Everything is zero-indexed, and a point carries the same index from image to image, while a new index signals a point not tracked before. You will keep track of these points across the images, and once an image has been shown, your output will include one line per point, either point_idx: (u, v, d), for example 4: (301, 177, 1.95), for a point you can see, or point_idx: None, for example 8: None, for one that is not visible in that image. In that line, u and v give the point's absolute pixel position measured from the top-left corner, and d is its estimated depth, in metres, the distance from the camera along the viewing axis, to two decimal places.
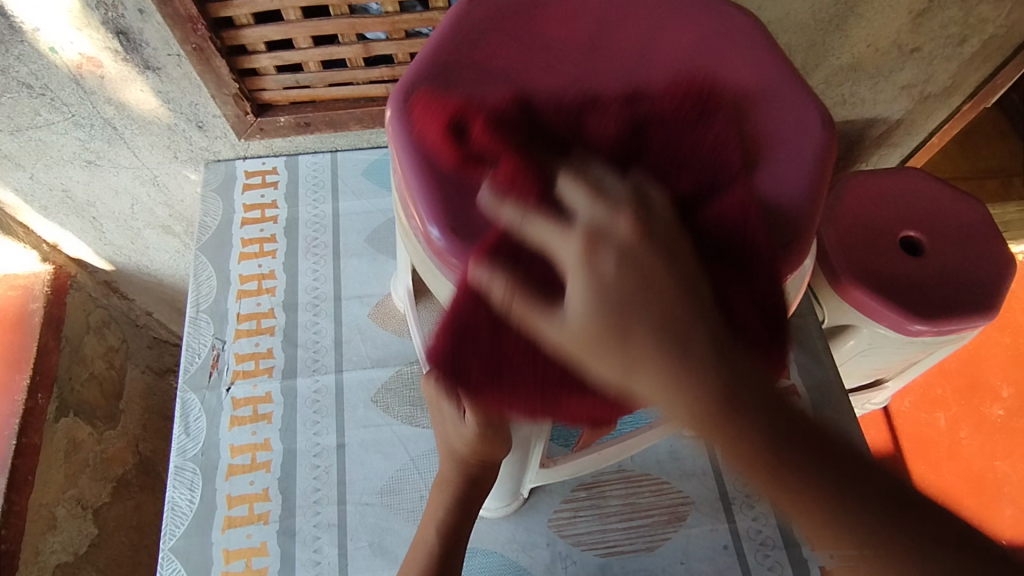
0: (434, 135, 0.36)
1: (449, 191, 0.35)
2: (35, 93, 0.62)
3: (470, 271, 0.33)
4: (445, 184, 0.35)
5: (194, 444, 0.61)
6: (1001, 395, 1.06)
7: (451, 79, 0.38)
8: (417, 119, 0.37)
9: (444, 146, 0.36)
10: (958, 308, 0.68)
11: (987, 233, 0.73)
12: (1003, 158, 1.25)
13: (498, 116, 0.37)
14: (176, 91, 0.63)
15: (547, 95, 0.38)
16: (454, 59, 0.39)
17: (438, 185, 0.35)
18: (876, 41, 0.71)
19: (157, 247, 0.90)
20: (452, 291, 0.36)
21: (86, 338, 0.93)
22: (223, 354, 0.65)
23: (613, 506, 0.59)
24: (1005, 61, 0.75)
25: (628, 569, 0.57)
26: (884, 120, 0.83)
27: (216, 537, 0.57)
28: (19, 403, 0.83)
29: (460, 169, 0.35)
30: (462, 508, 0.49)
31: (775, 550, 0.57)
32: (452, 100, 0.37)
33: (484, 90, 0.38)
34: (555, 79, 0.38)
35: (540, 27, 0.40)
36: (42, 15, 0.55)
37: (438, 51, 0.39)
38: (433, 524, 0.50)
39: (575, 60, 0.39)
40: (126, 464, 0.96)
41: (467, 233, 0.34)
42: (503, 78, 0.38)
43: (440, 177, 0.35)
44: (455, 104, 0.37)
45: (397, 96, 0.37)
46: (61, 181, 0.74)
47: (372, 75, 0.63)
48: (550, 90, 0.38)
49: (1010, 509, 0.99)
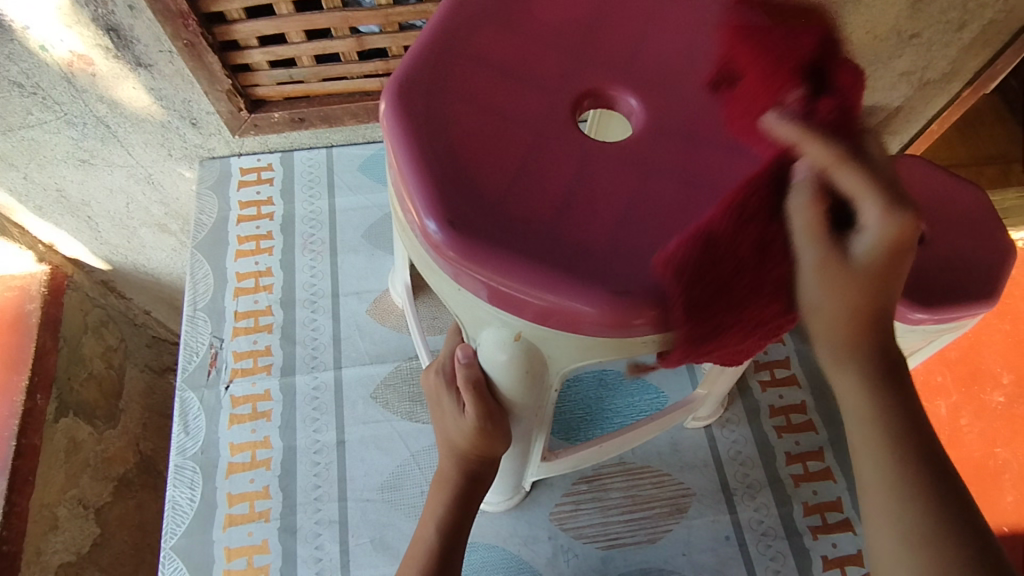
0: (428, 124, 0.34)
1: (444, 180, 0.33)
2: (25, 93, 0.62)
3: (469, 261, 0.32)
4: (441, 173, 0.33)
5: (194, 443, 0.60)
6: (1001, 381, 1.06)
7: (442, 68, 0.36)
8: (410, 109, 0.35)
9: (439, 135, 0.34)
10: (957, 296, 0.68)
11: (985, 220, 0.73)
12: (1001, 144, 1.24)
13: (494, 104, 0.35)
14: (169, 88, 0.63)
15: (541, 83, 0.36)
16: (444, 46, 0.37)
17: (433, 174, 0.33)
18: (874, 28, 0.70)
19: (152, 247, 0.89)
20: (448, 283, 0.34)
21: (85, 338, 0.93)
22: (221, 353, 0.65)
23: (615, 499, 0.59)
24: (1005, 46, 0.74)
25: (631, 561, 0.57)
26: (883, 108, 0.83)
27: (218, 535, 0.57)
28: (18, 403, 0.84)
29: (457, 156, 0.34)
30: (461, 505, 0.49)
31: (776, 540, 0.58)
32: (444, 89, 0.36)
33: (478, 77, 0.36)
34: (550, 67, 0.37)
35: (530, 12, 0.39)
36: (31, 12, 0.54)
37: (430, 38, 0.37)
38: (432, 521, 0.49)
39: (569, 48, 0.38)
40: (126, 464, 0.95)
41: (464, 222, 0.32)
42: (498, 66, 0.37)
43: (435, 166, 0.33)
44: (448, 93, 0.36)
45: (391, 84, 0.36)
46: (55, 181, 0.74)
47: (366, 68, 0.63)
48: (543, 78, 0.37)
49: (1011, 495, 0.99)
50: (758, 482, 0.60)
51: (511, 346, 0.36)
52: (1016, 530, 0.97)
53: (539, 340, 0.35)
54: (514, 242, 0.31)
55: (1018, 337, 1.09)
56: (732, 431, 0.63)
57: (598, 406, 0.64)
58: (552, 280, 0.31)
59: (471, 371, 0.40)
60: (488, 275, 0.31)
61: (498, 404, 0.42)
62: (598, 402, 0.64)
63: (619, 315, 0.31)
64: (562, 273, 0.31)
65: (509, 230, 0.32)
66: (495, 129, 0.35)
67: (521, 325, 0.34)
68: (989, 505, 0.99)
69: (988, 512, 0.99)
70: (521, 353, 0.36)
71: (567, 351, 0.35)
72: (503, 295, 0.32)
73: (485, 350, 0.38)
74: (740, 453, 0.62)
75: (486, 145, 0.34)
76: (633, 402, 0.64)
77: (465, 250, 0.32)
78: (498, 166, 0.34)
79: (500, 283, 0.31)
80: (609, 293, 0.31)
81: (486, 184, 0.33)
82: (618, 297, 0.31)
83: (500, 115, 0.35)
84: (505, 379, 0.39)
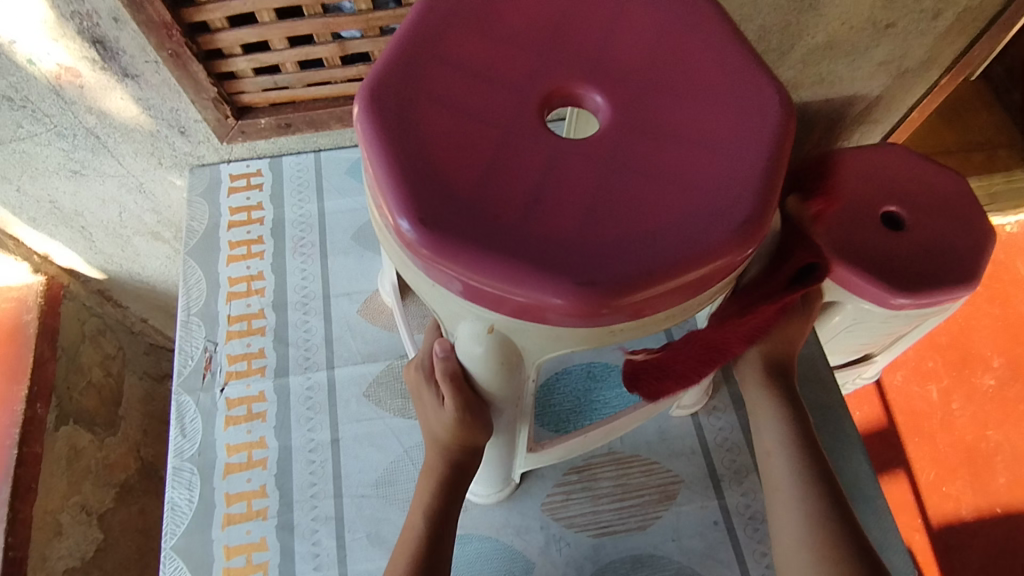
0: (400, 127, 0.36)
1: (416, 180, 0.34)
2: (15, 106, 0.63)
3: (440, 257, 0.33)
4: (412, 174, 0.34)
5: (191, 445, 0.62)
6: (992, 364, 1.07)
7: (414, 73, 0.37)
8: (383, 112, 0.36)
9: (410, 137, 0.35)
10: (938, 280, 0.69)
11: (966, 204, 0.74)
12: (986, 131, 1.25)
13: (463, 105, 0.37)
14: (156, 98, 0.64)
15: (509, 85, 0.37)
16: (416, 51, 0.38)
17: (405, 175, 0.34)
18: (849, 19, 0.71)
19: (147, 255, 0.91)
20: (422, 279, 0.36)
21: (82, 347, 0.94)
22: (215, 356, 0.66)
23: (605, 488, 0.60)
24: (981, 33, 0.76)
25: (621, 548, 0.58)
26: (863, 98, 0.84)
27: (217, 534, 0.58)
28: (19, 413, 0.84)
29: (428, 156, 0.35)
30: (449, 493, 0.50)
31: (764, 523, 0.59)
32: (416, 93, 0.37)
33: (449, 81, 0.37)
34: (518, 68, 0.38)
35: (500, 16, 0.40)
36: (19, 27, 0.55)
37: (400, 44, 0.38)
38: (421, 510, 0.50)
39: (535, 48, 0.39)
40: (129, 469, 0.97)
41: (435, 219, 0.33)
42: (468, 69, 0.38)
43: (407, 167, 0.34)
44: (420, 96, 0.37)
45: (363, 90, 0.37)
46: (48, 192, 0.75)
47: (350, 73, 0.64)
48: (511, 80, 0.38)
49: (1003, 476, 1.00)
50: (745, 467, 0.61)
51: (485, 339, 0.37)
52: (1009, 511, 0.99)
53: (511, 331, 0.36)
54: (483, 238, 0.33)
55: (1008, 321, 1.10)
56: (719, 418, 0.64)
57: (587, 398, 0.65)
58: (520, 273, 0.32)
59: (449, 364, 0.43)
60: (462, 272, 0.33)
61: (476, 396, 0.44)
62: (587, 394, 0.65)
63: (585, 305, 0.32)
64: (529, 266, 0.32)
65: (479, 226, 0.33)
66: (466, 130, 0.36)
67: (493, 318, 0.35)
68: (981, 487, 1.00)
69: (981, 494, 1.00)
70: (496, 345, 0.38)
71: (538, 341, 0.36)
72: (474, 289, 0.33)
73: (462, 344, 0.39)
74: (727, 440, 0.63)
75: (456, 145, 0.35)
76: (622, 393, 0.65)
77: (437, 247, 0.33)
78: (468, 165, 0.35)
79: (471, 278, 0.33)
80: (576, 283, 0.32)
81: (458, 184, 0.34)
82: (583, 288, 0.32)
83: (469, 116, 0.36)
84: (482, 371, 0.41)
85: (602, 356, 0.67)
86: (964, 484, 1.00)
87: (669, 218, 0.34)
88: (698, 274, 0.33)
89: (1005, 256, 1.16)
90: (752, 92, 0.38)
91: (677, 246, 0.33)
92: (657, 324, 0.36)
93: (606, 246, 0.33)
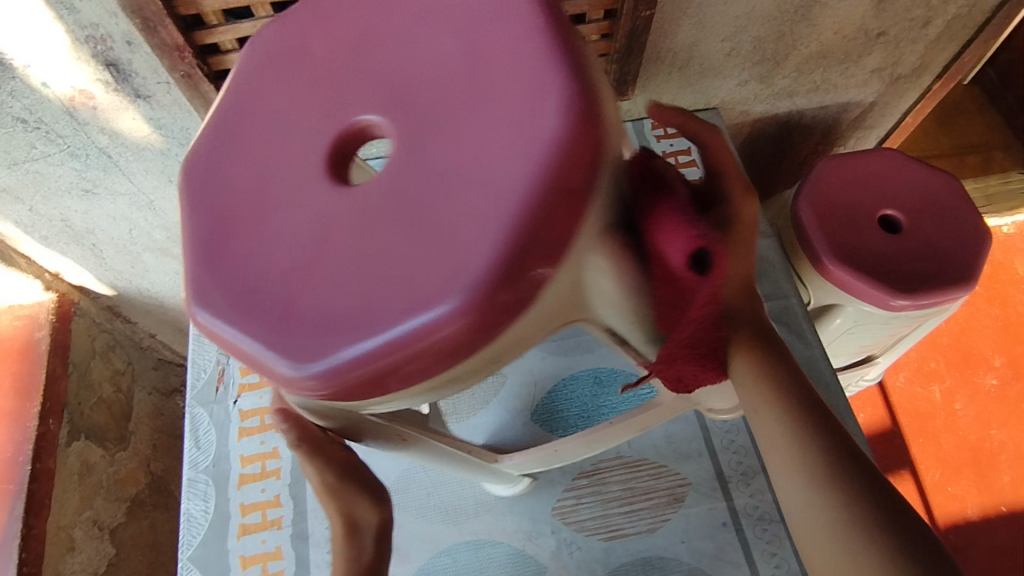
0: (202, 193, 0.34)
1: (197, 250, 0.33)
2: (29, 127, 0.64)
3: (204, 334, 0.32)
4: (197, 244, 0.33)
5: (205, 457, 0.63)
6: (994, 364, 1.07)
7: (229, 128, 0.35)
8: (190, 178, 0.35)
9: (207, 202, 0.34)
10: (937, 282, 0.70)
11: (963, 209, 0.76)
12: (980, 133, 1.27)
13: (258, 158, 0.34)
14: (167, 117, 0.66)
15: (302, 129, 0.34)
16: (235, 106, 0.36)
17: (191, 246, 0.33)
18: (842, 28, 0.73)
19: (156, 271, 0.92)
20: None
21: (93, 363, 0.95)
22: (228, 369, 0.67)
23: (614, 492, 0.61)
24: (971, 40, 0.78)
25: (632, 551, 0.59)
26: (858, 104, 0.85)
27: (232, 544, 0.59)
28: (31, 429, 0.85)
29: (215, 222, 0.33)
30: None
31: (772, 524, 0.59)
32: (224, 150, 0.35)
33: (254, 131, 0.35)
34: (316, 104, 0.34)
35: (312, 48, 0.36)
36: (35, 52, 0.57)
37: (227, 99, 0.37)
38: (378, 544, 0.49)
39: (332, 78, 0.34)
40: (139, 484, 0.98)
41: (201, 294, 0.32)
42: (273, 114, 0.35)
43: (197, 236, 0.33)
44: (225, 154, 0.35)
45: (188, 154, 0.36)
46: (60, 211, 0.77)
47: None
48: (307, 120, 0.34)
49: (1007, 475, 1.01)
50: (752, 468, 0.62)
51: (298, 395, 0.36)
52: (1014, 509, 0.99)
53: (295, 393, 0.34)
54: (235, 313, 0.31)
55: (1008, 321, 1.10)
56: (725, 420, 0.65)
57: (594, 403, 0.66)
58: (260, 351, 0.30)
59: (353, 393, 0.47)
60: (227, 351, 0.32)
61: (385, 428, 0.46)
62: (594, 399, 0.66)
63: (315, 385, 0.29)
64: (268, 344, 0.30)
65: (235, 299, 0.31)
66: (253, 187, 0.33)
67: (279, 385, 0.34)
68: (986, 486, 1.01)
69: (985, 493, 1.01)
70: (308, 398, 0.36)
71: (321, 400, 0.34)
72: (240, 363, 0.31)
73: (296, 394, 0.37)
74: (733, 442, 0.63)
75: (241, 206, 0.33)
76: (628, 399, 0.65)
77: (200, 323, 0.32)
78: (244, 229, 0.32)
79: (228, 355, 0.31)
80: (303, 363, 0.29)
81: (232, 251, 0.32)
82: (312, 368, 0.29)
83: (257, 172, 0.33)
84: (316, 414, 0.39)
85: (609, 361, 0.68)
86: (968, 483, 1.01)
87: (418, 282, 0.28)
88: (417, 351, 0.28)
89: (1004, 257, 1.15)
90: (575, 88, 0.30)
91: (404, 316, 0.28)
92: (444, 387, 0.32)
93: (347, 318, 0.29)
